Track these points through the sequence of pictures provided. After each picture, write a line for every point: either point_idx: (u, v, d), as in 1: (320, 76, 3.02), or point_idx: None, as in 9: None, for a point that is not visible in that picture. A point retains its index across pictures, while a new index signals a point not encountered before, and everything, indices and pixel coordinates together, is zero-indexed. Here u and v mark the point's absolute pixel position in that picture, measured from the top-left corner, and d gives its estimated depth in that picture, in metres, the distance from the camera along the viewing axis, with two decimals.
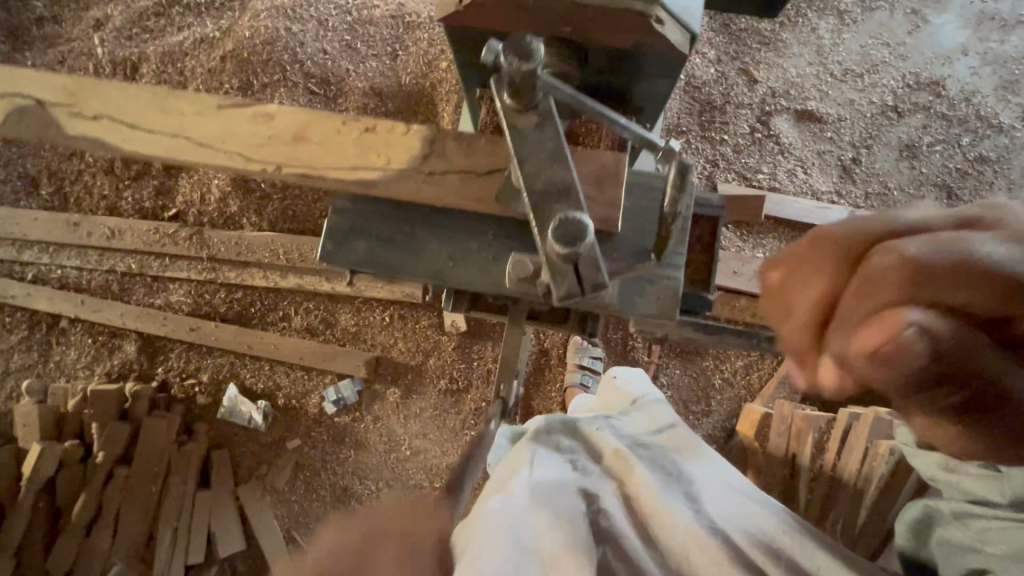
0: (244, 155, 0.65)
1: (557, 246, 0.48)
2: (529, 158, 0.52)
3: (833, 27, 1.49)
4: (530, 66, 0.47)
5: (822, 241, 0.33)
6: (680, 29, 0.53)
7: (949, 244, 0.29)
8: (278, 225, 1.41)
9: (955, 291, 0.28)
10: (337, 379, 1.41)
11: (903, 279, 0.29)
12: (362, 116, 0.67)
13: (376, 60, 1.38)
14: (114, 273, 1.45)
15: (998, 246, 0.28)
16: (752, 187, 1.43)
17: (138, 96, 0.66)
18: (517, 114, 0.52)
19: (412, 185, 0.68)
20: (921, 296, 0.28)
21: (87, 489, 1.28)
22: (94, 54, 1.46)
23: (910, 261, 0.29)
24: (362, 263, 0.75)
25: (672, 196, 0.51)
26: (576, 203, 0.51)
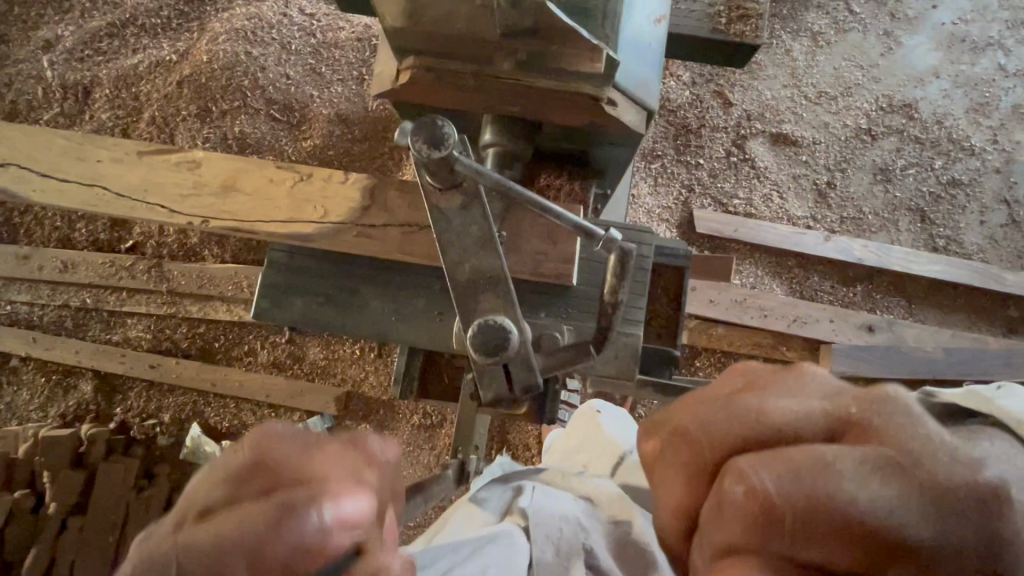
0: (169, 207, 0.66)
1: (478, 354, 0.47)
2: (452, 245, 0.49)
3: (806, 49, 1.47)
4: (441, 153, 0.44)
5: (675, 438, 0.30)
6: (633, 109, 0.51)
7: (810, 483, 0.25)
8: (241, 256, 1.36)
9: (806, 546, 0.25)
10: (306, 416, 1.36)
11: (751, 523, 0.26)
12: (292, 165, 0.67)
13: (342, 85, 1.33)
14: (68, 308, 1.38)
15: (858, 484, 0.25)
16: (728, 212, 1.42)
17: (60, 146, 0.67)
18: (439, 194, 0.48)
19: (348, 238, 0.67)
20: (770, 547, 0.26)
21: (39, 541, 1.21)
22: (43, 78, 1.39)
23: (756, 500, 0.26)
24: (302, 323, 0.74)
25: (611, 283, 0.48)
26: (506, 296, 0.49)
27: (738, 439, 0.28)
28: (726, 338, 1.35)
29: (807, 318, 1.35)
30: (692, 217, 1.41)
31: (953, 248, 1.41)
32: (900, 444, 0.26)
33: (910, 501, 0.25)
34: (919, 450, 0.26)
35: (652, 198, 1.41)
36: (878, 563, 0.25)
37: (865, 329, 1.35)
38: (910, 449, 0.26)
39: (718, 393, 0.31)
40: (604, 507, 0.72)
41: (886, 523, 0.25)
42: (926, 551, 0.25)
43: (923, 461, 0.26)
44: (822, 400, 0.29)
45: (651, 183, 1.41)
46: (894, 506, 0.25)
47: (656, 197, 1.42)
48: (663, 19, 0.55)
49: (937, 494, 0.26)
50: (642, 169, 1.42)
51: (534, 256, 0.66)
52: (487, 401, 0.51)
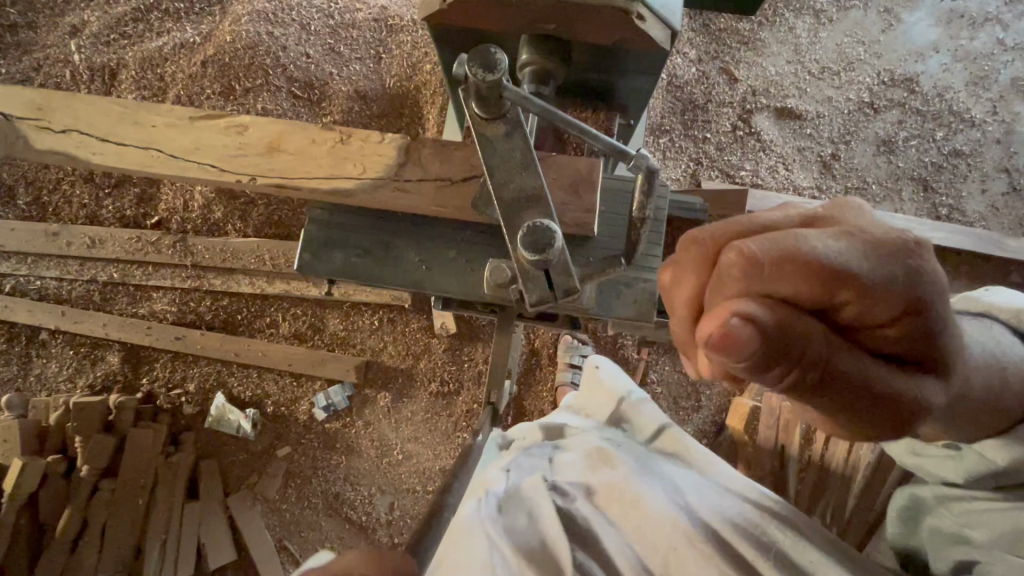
0: (220, 167, 0.70)
1: (526, 253, 0.48)
2: (499, 167, 0.52)
3: (809, 26, 1.52)
4: (495, 76, 0.47)
5: (688, 240, 0.34)
6: (661, 25, 0.52)
7: (784, 238, 0.31)
8: (264, 230, 1.40)
9: (782, 283, 0.30)
10: (327, 385, 1.39)
11: (740, 274, 0.31)
12: (331, 127, 0.71)
13: (360, 63, 1.37)
14: (96, 283, 1.42)
15: (818, 238, 0.31)
16: (736, 184, 1.46)
17: (116, 113, 0.70)
18: (485, 123, 0.52)
19: (386, 193, 0.72)
20: (755, 288, 0.30)
21: (73, 502, 1.25)
22: (71, 61, 1.44)
23: (742, 256, 0.31)
24: (340, 273, 0.78)
25: (641, 198, 0.52)
26: (546, 209, 0.52)
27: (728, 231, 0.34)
28: None
29: None
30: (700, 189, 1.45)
31: (956, 216, 1.45)
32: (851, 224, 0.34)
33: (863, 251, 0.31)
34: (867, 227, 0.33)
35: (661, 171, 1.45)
36: (837, 294, 0.30)
37: None
38: (851, 227, 0.33)
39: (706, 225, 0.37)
40: (585, 462, 0.70)
41: (844, 262, 0.30)
42: (879, 288, 0.30)
43: (865, 231, 0.33)
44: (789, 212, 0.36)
45: (659, 156, 1.46)
46: (838, 249, 0.31)
47: (665, 169, 1.46)
48: None
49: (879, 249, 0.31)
50: (652, 143, 1.46)
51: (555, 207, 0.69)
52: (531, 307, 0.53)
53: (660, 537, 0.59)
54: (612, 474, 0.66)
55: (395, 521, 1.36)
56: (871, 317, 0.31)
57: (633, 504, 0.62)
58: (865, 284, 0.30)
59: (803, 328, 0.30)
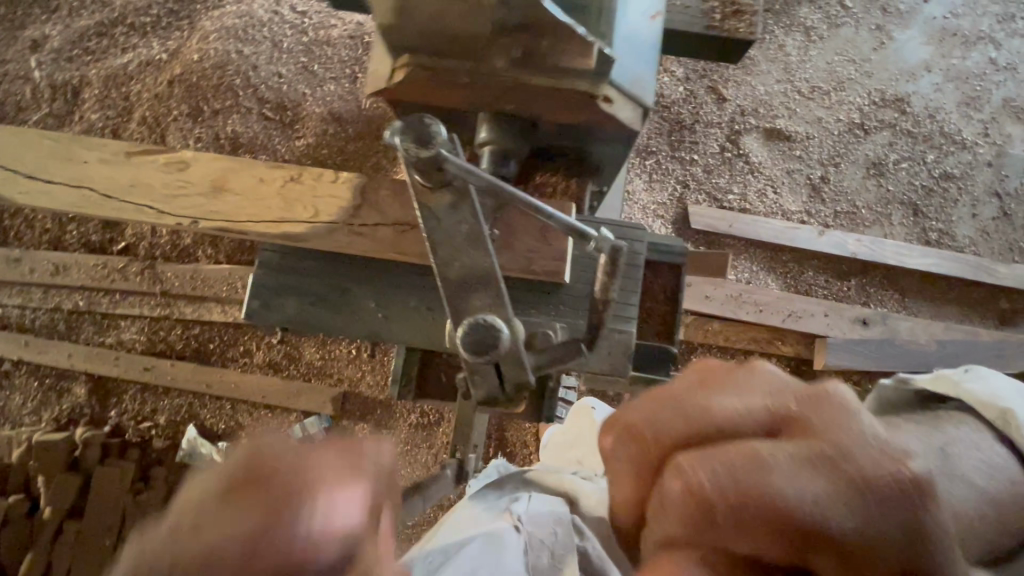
0: (155, 208, 0.67)
1: (466, 353, 0.46)
2: (442, 242, 0.49)
3: (799, 44, 1.48)
4: (429, 152, 0.46)
5: (627, 433, 0.30)
6: (630, 104, 0.52)
7: (744, 477, 0.25)
8: (235, 257, 1.34)
9: (737, 541, 0.25)
10: (303, 417, 1.35)
11: (688, 517, 0.26)
12: (281, 166, 0.68)
13: (334, 83, 1.32)
14: (61, 311, 1.36)
15: (794, 478, 0.25)
16: (723, 208, 1.42)
17: (50, 147, 0.68)
18: (430, 193, 0.49)
19: (340, 237, 0.69)
20: (703, 540, 0.26)
21: (35, 547, 1.22)
22: (31, 78, 1.37)
23: (692, 494, 0.26)
24: (294, 320, 0.76)
25: (603, 279, 0.53)
26: (496, 294, 0.48)
27: (679, 435, 0.29)
28: (722, 333, 1.35)
29: (801, 313, 1.36)
30: (687, 213, 1.41)
31: (946, 241, 1.42)
32: (841, 437, 0.26)
33: (846, 496, 0.25)
34: (859, 446, 0.26)
35: (647, 194, 1.42)
36: (804, 557, 0.25)
37: (859, 322, 1.35)
38: (847, 447, 0.26)
39: (669, 389, 0.31)
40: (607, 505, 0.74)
41: (815, 518, 0.25)
42: (859, 550, 0.25)
43: (861, 460, 0.26)
44: (764, 397, 0.29)
45: (645, 179, 1.42)
46: (819, 497, 0.25)
47: (651, 192, 1.42)
48: (658, 14, 0.56)
49: (867, 493, 0.25)
50: (637, 165, 1.42)
51: (525, 254, 0.68)
52: (480, 397, 0.52)
53: None
54: None
55: None
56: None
57: None
58: (847, 549, 0.25)
59: None
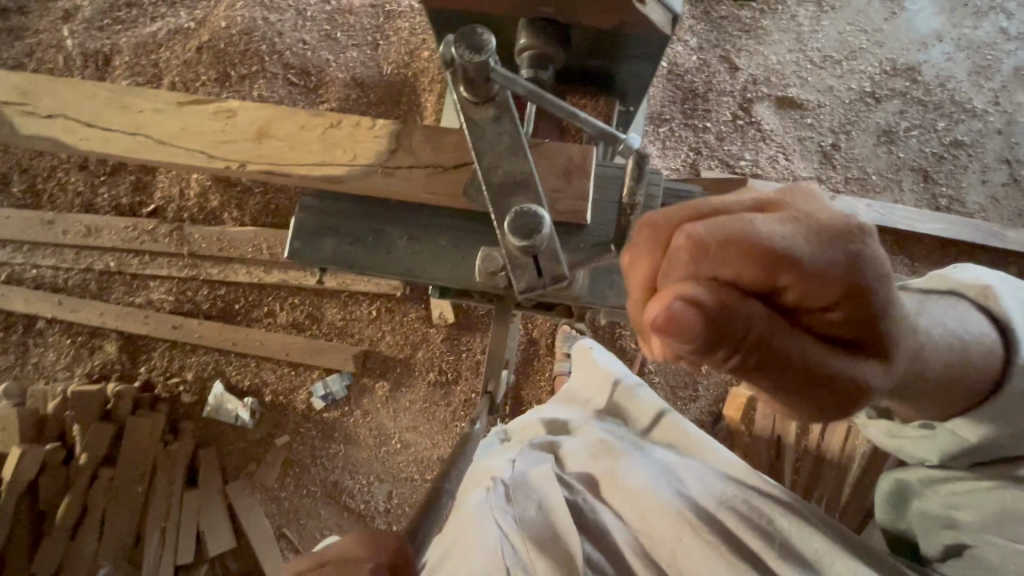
0: (209, 152, 0.71)
1: (514, 238, 0.47)
2: (487, 152, 0.52)
3: (812, 15, 1.50)
4: (482, 59, 0.47)
5: (643, 222, 0.36)
6: (660, 8, 0.53)
7: (732, 222, 0.32)
8: (261, 219, 1.39)
9: (728, 265, 0.31)
10: (325, 374, 1.40)
11: (689, 254, 0.32)
12: (324, 112, 0.71)
13: (357, 50, 1.35)
14: (92, 272, 1.41)
15: (769, 221, 0.32)
16: (735, 174, 1.45)
17: (102, 97, 0.71)
18: (474, 108, 0.51)
19: (377, 178, 0.72)
20: (701, 272, 0.31)
21: (72, 491, 1.27)
22: (64, 47, 1.42)
23: (692, 238, 0.32)
24: (330, 262, 0.77)
25: (631, 185, 0.54)
26: (535, 194, 0.51)
27: (681, 213, 0.35)
28: None
29: None
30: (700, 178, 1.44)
31: (955, 207, 1.44)
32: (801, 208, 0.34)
33: (809, 236, 0.32)
34: (814, 212, 0.34)
35: (661, 160, 1.44)
36: (779, 277, 0.31)
37: None
38: (808, 211, 0.34)
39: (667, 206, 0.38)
40: (588, 455, 0.70)
41: (786, 245, 0.31)
42: (825, 270, 0.31)
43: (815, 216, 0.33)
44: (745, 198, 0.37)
45: (658, 146, 1.45)
46: (787, 232, 0.32)
47: (665, 159, 1.45)
48: None
49: (826, 232, 0.32)
50: (651, 132, 1.44)
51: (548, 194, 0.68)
52: (519, 294, 0.52)
53: (663, 528, 0.59)
54: (614, 464, 0.66)
55: (393, 509, 1.36)
56: (817, 299, 0.31)
57: (634, 493, 0.62)
58: (815, 269, 0.31)
59: (746, 309, 0.30)
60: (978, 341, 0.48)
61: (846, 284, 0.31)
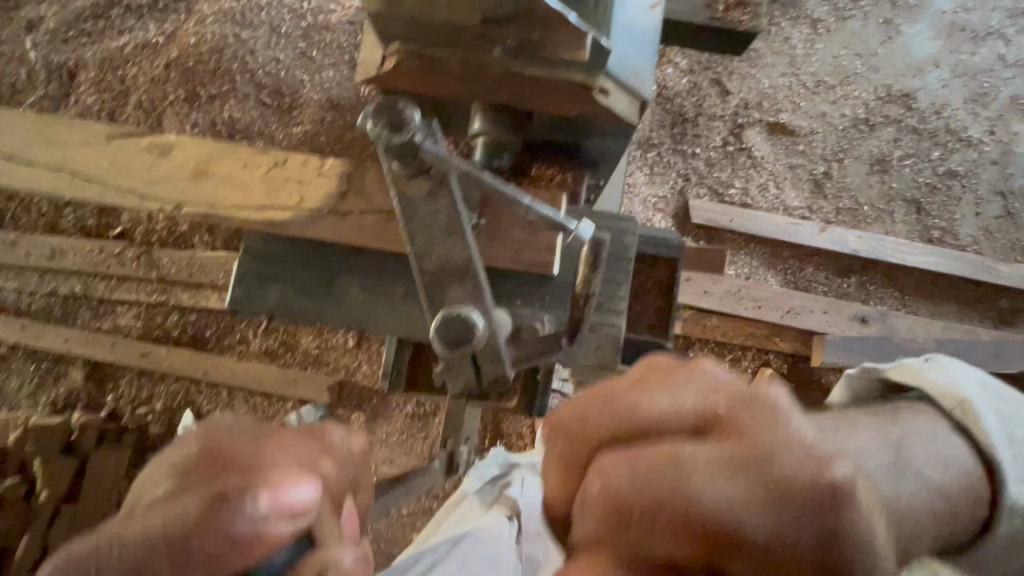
0: (139, 191, 0.67)
1: (439, 345, 0.48)
2: (419, 232, 0.50)
3: (806, 37, 1.45)
4: (403, 137, 0.44)
5: (563, 426, 0.36)
6: (627, 96, 0.53)
7: (655, 483, 0.31)
8: (232, 245, 1.33)
9: (653, 537, 0.31)
10: (299, 405, 1.35)
11: (609, 512, 0.32)
12: (269, 150, 0.69)
13: (333, 70, 1.30)
14: (57, 295, 1.36)
15: (705, 481, 0.31)
16: (724, 202, 1.41)
17: (26, 127, 0.68)
18: (407, 182, 0.48)
19: (325, 224, 0.70)
20: (621, 537, 0.31)
21: (31, 528, 1.22)
22: (26, 60, 1.35)
23: (613, 495, 0.32)
24: (278, 308, 0.76)
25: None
26: (473, 287, 0.50)
27: (611, 433, 0.34)
28: (719, 328, 1.35)
29: (800, 309, 1.34)
30: (687, 207, 1.40)
31: (948, 240, 1.41)
32: (754, 444, 0.31)
33: (751, 500, 0.30)
34: (765, 453, 0.31)
35: (648, 187, 1.40)
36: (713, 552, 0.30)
37: (858, 319, 1.34)
38: (759, 453, 0.31)
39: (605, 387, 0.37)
40: None
41: (720, 516, 0.30)
42: (760, 540, 0.30)
43: (767, 462, 0.31)
44: (695, 398, 0.34)
45: (645, 172, 1.40)
46: (724, 496, 0.30)
47: (652, 186, 1.40)
48: (657, 9, 0.57)
49: (772, 491, 0.30)
50: (639, 157, 1.40)
51: (514, 244, 0.68)
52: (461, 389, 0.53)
53: None
54: None
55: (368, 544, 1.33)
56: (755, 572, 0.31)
57: None
58: (750, 543, 0.30)
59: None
60: (959, 485, 0.45)
61: (785, 555, 0.30)
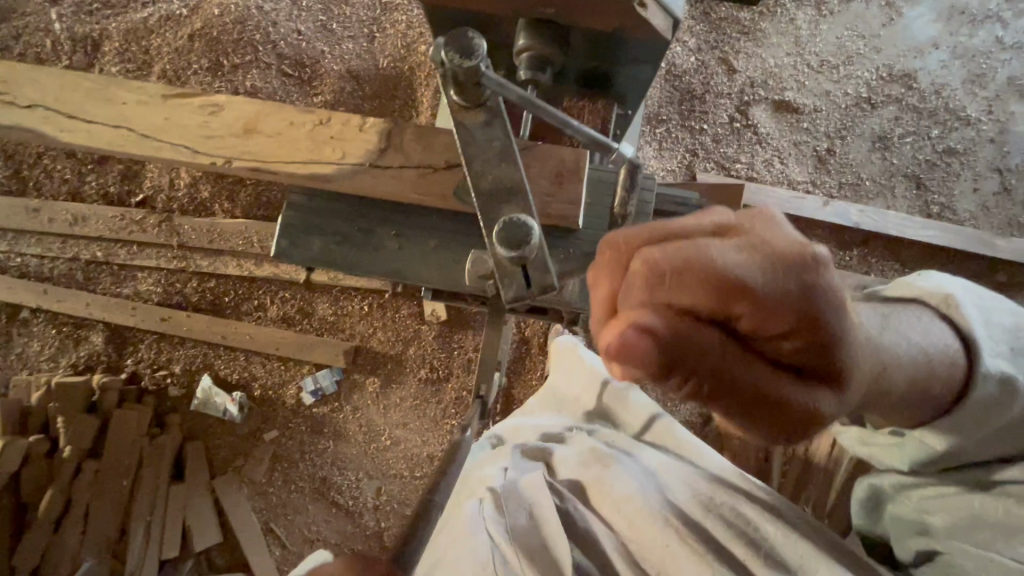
0: (197, 147, 0.72)
1: (502, 249, 0.50)
2: (476, 157, 0.54)
3: (810, 18, 1.50)
4: (472, 63, 0.49)
5: (606, 242, 0.38)
6: (661, 12, 0.54)
7: (687, 251, 0.34)
8: (252, 212, 1.36)
9: (681, 293, 0.34)
10: (315, 369, 1.39)
11: (643, 283, 0.35)
12: (313, 109, 0.72)
13: (352, 42, 1.33)
14: (79, 261, 1.39)
15: (724, 252, 0.35)
16: (730, 176, 1.45)
17: (84, 88, 0.72)
18: (465, 111, 0.54)
19: (366, 178, 0.73)
20: (654, 299, 0.34)
21: (54, 484, 1.26)
22: (52, 30, 1.38)
23: (648, 267, 0.35)
24: (319, 260, 0.79)
25: (621, 195, 0.56)
26: (526, 202, 0.53)
27: (642, 235, 0.38)
28: None
29: None
30: (694, 180, 1.44)
31: (946, 215, 1.45)
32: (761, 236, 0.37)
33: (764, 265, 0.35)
34: (771, 238, 0.36)
35: (657, 160, 1.44)
36: (733, 306, 0.34)
37: (860, 288, 1.38)
38: (765, 239, 0.36)
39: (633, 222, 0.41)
40: (576, 460, 0.67)
41: (739, 275, 0.34)
42: (776, 296, 0.34)
43: (772, 243, 0.36)
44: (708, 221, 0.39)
45: (655, 147, 1.44)
46: (742, 262, 0.34)
47: (661, 159, 1.45)
48: None
49: (782, 260, 0.35)
50: (648, 132, 1.44)
51: (542, 197, 0.71)
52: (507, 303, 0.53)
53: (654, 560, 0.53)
54: (604, 469, 0.63)
55: (382, 506, 1.36)
56: (765, 327, 0.34)
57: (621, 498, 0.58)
58: (767, 299, 0.34)
59: (700, 336, 0.34)
60: (940, 359, 0.49)
61: (796, 316, 0.34)
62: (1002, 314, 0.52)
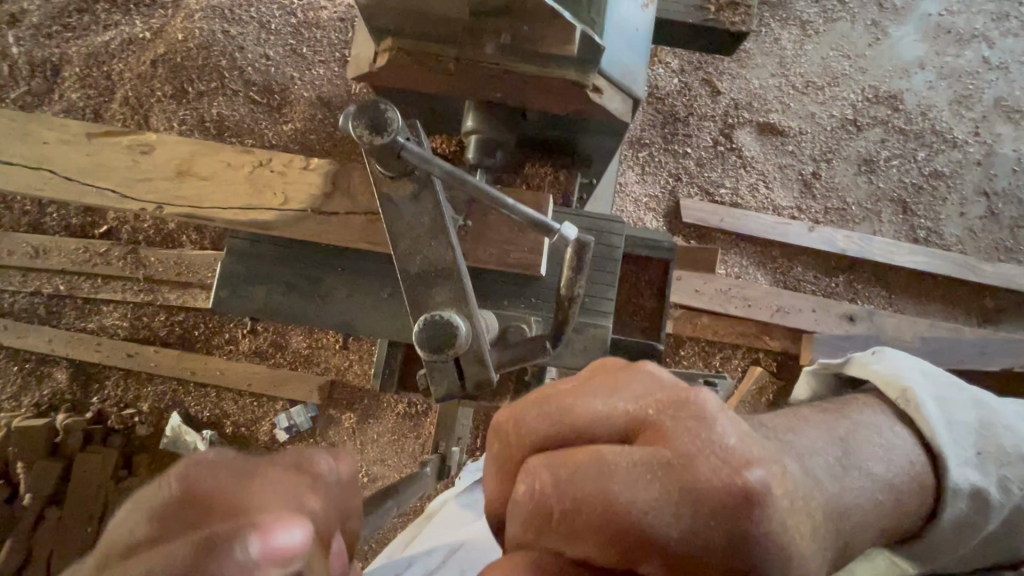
0: (122, 193, 0.68)
1: (422, 350, 0.47)
2: (404, 237, 0.51)
3: (795, 38, 1.47)
4: (383, 139, 0.46)
5: (502, 433, 0.37)
6: (618, 96, 0.59)
7: (580, 488, 0.32)
8: (220, 244, 1.31)
9: (574, 539, 0.32)
10: (289, 405, 1.34)
11: (530, 520, 0.33)
12: (252, 150, 0.69)
13: (324, 67, 1.29)
14: (40, 295, 1.33)
15: (628, 490, 0.32)
16: (714, 202, 1.42)
17: (11, 128, 0.69)
18: (390, 182, 0.51)
19: (310, 224, 0.69)
20: (542, 539, 0.33)
21: (15, 533, 1.21)
22: (10, 55, 1.32)
23: (535, 503, 0.33)
24: (264, 312, 0.75)
25: (569, 275, 0.52)
26: (460, 286, 0.50)
27: (540, 434, 0.35)
28: (711, 327, 1.35)
29: (790, 308, 1.36)
30: (678, 206, 1.41)
31: (933, 239, 1.43)
32: (679, 449, 0.32)
33: (668, 504, 0.32)
34: (690, 459, 0.32)
35: (639, 187, 1.41)
36: (633, 559, 0.32)
37: (846, 318, 1.36)
38: (684, 460, 0.32)
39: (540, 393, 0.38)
40: None
41: (640, 522, 0.31)
42: (679, 546, 0.31)
43: (691, 467, 0.32)
44: (628, 404, 0.35)
45: (636, 172, 1.41)
46: (647, 502, 0.31)
47: (643, 185, 1.41)
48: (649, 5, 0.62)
49: (696, 497, 0.32)
50: (629, 157, 1.41)
51: (501, 245, 0.68)
52: (438, 397, 0.51)
53: None
54: None
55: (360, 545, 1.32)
56: None
57: None
58: (671, 552, 0.31)
59: None
60: (907, 477, 0.46)
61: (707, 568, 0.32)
62: (962, 410, 0.51)
